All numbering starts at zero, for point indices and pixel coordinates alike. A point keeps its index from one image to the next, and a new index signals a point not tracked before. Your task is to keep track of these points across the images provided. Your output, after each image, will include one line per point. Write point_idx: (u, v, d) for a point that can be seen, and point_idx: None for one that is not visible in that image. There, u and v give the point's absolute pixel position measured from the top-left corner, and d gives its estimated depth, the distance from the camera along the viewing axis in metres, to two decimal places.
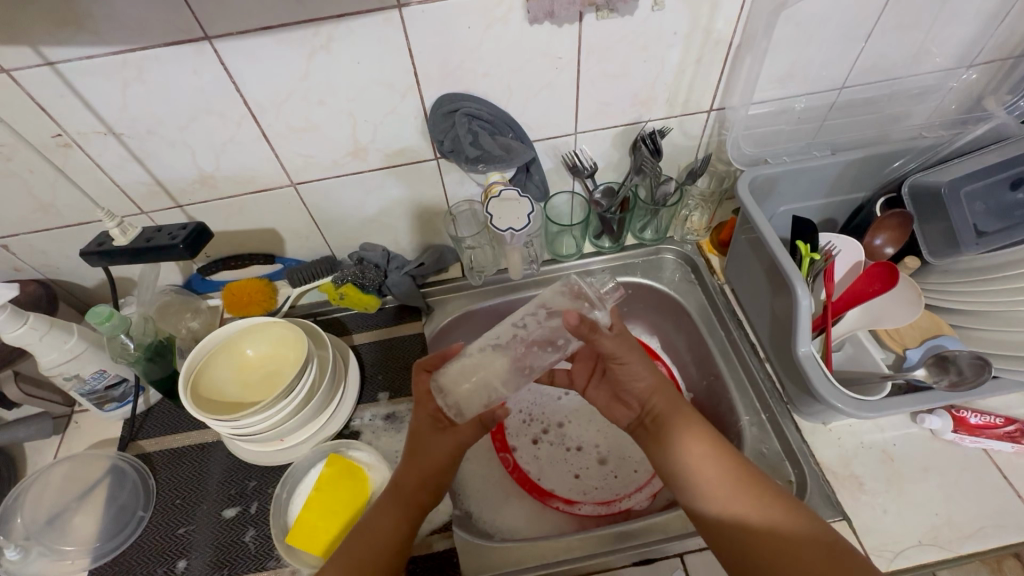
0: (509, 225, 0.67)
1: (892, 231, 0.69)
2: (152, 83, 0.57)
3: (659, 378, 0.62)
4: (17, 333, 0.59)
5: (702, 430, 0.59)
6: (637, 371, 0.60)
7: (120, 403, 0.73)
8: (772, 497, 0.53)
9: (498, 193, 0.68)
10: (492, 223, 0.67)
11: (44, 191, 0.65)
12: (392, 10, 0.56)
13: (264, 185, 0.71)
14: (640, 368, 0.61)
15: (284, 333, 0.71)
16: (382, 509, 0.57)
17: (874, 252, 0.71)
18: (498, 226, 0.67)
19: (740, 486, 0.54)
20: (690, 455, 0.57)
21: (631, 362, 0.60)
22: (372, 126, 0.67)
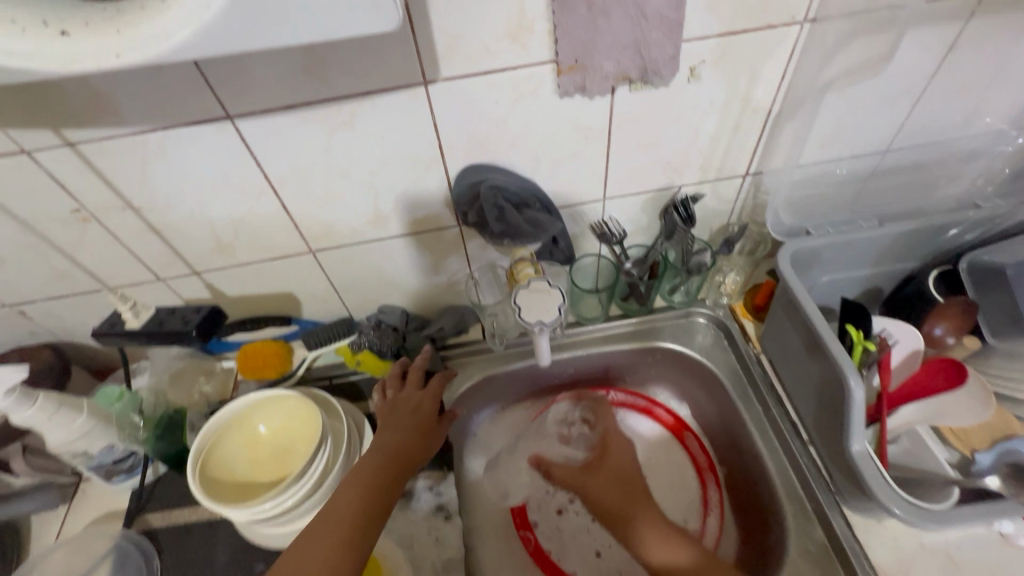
0: (538, 318, 0.62)
1: (954, 320, 0.63)
2: (172, 160, 0.56)
3: (620, 481, 0.69)
4: (26, 416, 0.56)
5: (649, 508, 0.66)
6: (608, 482, 0.69)
7: (128, 475, 0.70)
8: (680, 541, 0.63)
9: (527, 282, 0.63)
10: (520, 316, 0.62)
11: (62, 260, 0.64)
12: (418, 86, 0.54)
13: (282, 253, 0.70)
14: (608, 471, 0.70)
15: (298, 407, 0.68)
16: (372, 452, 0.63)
17: (933, 342, 0.64)
18: (526, 319, 0.62)
19: (664, 533, 0.63)
20: (647, 528, 0.64)
21: (602, 480, 0.69)
22: (393, 196, 0.65)
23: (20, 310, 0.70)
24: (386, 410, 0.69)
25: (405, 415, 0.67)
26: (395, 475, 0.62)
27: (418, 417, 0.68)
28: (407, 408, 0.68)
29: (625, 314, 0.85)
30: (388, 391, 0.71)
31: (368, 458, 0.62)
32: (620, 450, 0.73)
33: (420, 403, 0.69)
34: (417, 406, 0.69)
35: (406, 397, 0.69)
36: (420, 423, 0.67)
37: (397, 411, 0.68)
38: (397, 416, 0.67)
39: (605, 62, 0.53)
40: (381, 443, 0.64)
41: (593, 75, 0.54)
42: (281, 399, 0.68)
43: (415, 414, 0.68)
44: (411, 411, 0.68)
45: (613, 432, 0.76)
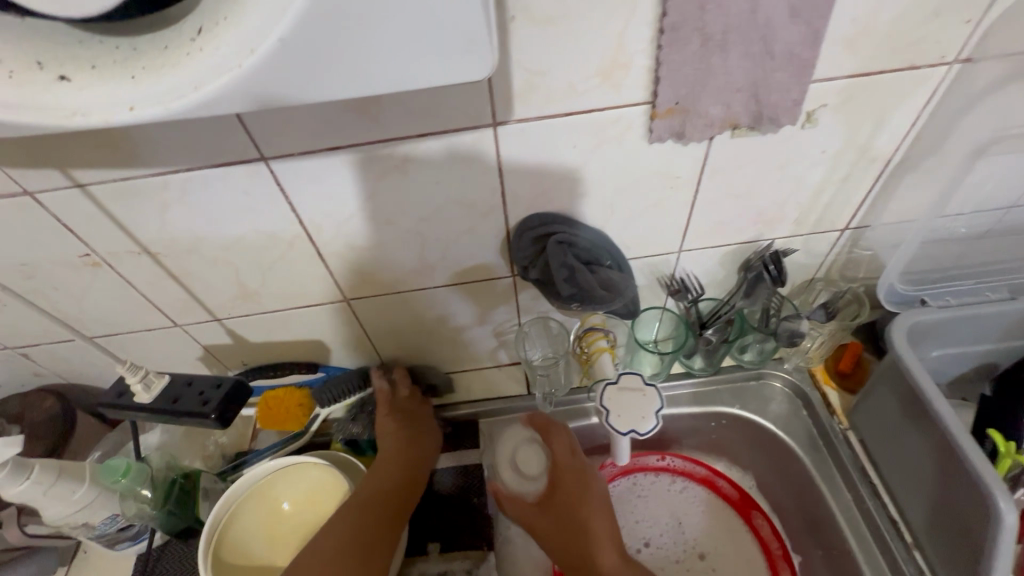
0: (631, 427, 0.53)
1: None
2: (194, 203, 0.48)
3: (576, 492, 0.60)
4: (18, 491, 0.49)
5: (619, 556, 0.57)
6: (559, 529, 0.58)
7: (133, 541, 0.62)
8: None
9: (615, 380, 0.54)
10: (608, 424, 0.53)
11: (70, 305, 0.57)
12: (485, 128, 0.45)
13: (313, 301, 0.62)
14: (562, 517, 0.59)
15: (326, 480, 0.60)
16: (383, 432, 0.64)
17: None
18: (617, 428, 0.53)
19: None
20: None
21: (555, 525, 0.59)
22: (443, 245, 0.57)
23: (22, 352, 0.63)
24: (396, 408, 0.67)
25: (415, 418, 0.67)
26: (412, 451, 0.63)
27: (427, 424, 0.68)
28: (416, 412, 0.68)
29: (689, 373, 0.76)
30: (399, 387, 0.68)
31: (383, 463, 0.61)
32: (577, 480, 0.60)
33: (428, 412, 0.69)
34: (424, 412, 0.69)
35: (415, 402, 0.69)
36: (427, 432, 0.67)
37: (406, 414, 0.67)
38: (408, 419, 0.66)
39: (711, 106, 0.44)
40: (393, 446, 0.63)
41: (695, 121, 0.46)
42: (307, 470, 0.60)
43: (424, 421, 0.68)
44: (423, 418, 0.68)
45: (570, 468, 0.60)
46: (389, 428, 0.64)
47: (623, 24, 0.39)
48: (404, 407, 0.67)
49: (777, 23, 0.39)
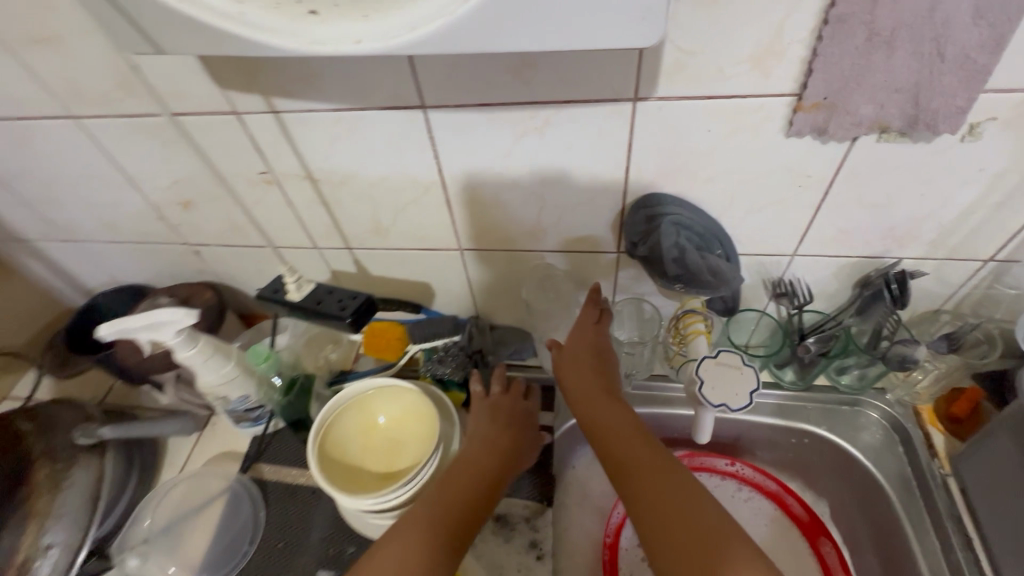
0: (722, 400, 0.53)
1: None
2: (357, 139, 0.56)
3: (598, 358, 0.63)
4: (187, 356, 0.61)
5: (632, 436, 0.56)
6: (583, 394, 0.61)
7: (254, 423, 0.73)
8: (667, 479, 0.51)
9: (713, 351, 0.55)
10: (701, 393, 0.53)
11: (240, 216, 0.68)
12: (625, 102, 0.48)
13: (434, 246, 0.68)
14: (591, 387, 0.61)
15: (416, 402, 0.67)
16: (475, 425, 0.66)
17: None
18: (707, 398, 0.53)
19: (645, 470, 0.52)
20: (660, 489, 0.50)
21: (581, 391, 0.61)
22: (560, 212, 0.61)
23: (197, 250, 0.76)
24: (491, 404, 0.69)
25: (510, 416, 0.68)
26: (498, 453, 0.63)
27: (521, 429, 0.68)
28: (511, 412, 0.69)
29: (776, 385, 0.73)
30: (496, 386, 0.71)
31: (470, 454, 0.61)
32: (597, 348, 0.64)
33: (525, 416, 0.70)
34: (524, 415, 0.70)
35: (510, 401, 0.70)
36: (516, 432, 0.67)
37: (500, 411, 0.68)
38: (497, 416, 0.67)
39: (863, 105, 0.44)
40: (477, 447, 0.62)
41: (842, 118, 0.45)
42: (401, 391, 0.68)
43: (514, 420, 0.68)
44: (518, 420, 0.68)
45: (590, 335, 0.65)
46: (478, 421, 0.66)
47: (787, 10, 0.40)
48: (498, 404, 0.69)
49: (957, 23, 0.38)
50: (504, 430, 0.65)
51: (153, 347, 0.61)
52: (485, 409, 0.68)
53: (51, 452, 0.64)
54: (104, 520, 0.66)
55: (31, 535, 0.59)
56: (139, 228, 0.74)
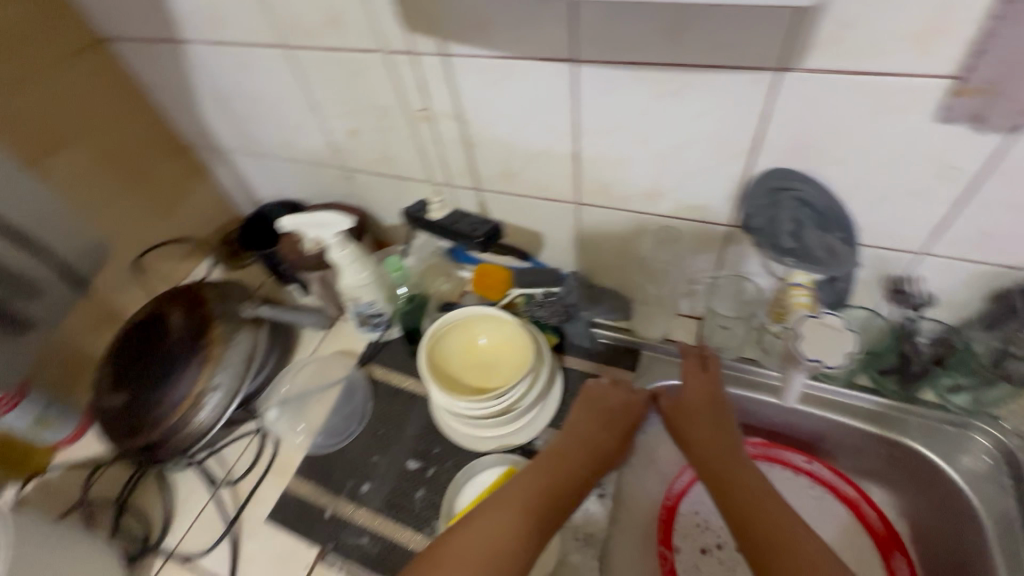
0: (817, 357, 0.56)
1: None
2: (508, 86, 0.63)
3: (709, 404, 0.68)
4: (339, 256, 0.73)
5: (743, 482, 0.61)
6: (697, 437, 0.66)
7: (373, 328, 0.86)
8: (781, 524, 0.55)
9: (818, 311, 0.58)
10: (797, 348, 0.56)
11: (394, 148, 0.79)
12: (767, 72, 0.50)
13: (554, 197, 0.74)
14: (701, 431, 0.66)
15: (515, 334, 0.75)
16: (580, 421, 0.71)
17: None
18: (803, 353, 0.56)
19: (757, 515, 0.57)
20: (772, 534, 0.55)
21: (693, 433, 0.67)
22: (680, 178, 0.64)
23: (351, 175, 0.88)
24: (595, 400, 0.73)
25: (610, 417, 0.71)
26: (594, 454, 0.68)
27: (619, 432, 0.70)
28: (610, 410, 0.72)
29: (874, 391, 0.71)
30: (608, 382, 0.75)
31: (571, 453, 0.67)
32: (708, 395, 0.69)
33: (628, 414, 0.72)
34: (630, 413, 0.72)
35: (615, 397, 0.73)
36: (614, 433, 0.71)
37: (600, 407, 0.72)
38: (599, 414, 0.72)
39: None
40: (569, 447, 0.67)
41: (1002, 106, 0.44)
42: (504, 321, 0.75)
43: (614, 420, 0.71)
44: (617, 420, 0.71)
45: (704, 384, 0.70)
46: (582, 419, 0.71)
47: None
48: (600, 399, 0.73)
49: None
50: (601, 431, 0.69)
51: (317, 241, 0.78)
52: (587, 405, 0.73)
53: (223, 315, 0.80)
54: (255, 377, 0.79)
55: (204, 376, 0.75)
56: (310, 150, 0.88)
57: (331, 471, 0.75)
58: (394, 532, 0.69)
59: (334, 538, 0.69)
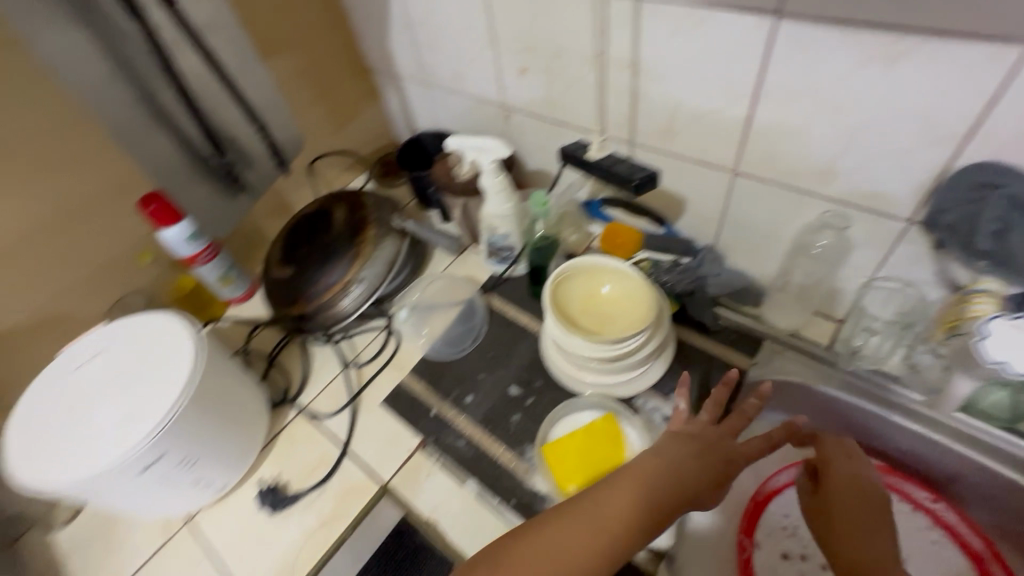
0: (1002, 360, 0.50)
1: None
2: (697, 37, 0.61)
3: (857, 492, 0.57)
4: (488, 182, 0.78)
5: None
6: (839, 534, 0.55)
7: (499, 261, 0.91)
8: None
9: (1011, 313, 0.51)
10: (978, 346, 0.51)
11: (558, 92, 0.81)
12: (1015, 46, 0.44)
13: (711, 162, 0.72)
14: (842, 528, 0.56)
15: (639, 291, 0.76)
16: (667, 442, 0.57)
17: None
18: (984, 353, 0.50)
19: None
20: None
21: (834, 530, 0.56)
22: (864, 159, 0.59)
23: (509, 114, 0.93)
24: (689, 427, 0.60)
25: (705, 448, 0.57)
26: (679, 487, 0.53)
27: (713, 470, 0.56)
28: (704, 440, 0.58)
29: None
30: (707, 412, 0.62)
31: (649, 478, 0.53)
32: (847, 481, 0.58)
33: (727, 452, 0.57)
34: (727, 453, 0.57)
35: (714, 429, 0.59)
36: (707, 468, 0.55)
37: (692, 433, 0.59)
38: (689, 440, 0.57)
39: None
40: (648, 466, 0.54)
41: None
42: (631, 276, 0.76)
43: (709, 452, 0.57)
44: (709, 455, 0.56)
45: (846, 472, 0.60)
46: (669, 442, 0.57)
47: None
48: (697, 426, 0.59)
49: None
50: (691, 461, 0.55)
51: (470, 167, 0.87)
52: (681, 429, 0.59)
53: (377, 220, 0.90)
54: (393, 280, 0.89)
55: (354, 268, 0.85)
56: (478, 85, 0.93)
57: (441, 376, 0.82)
58: (488, 443, 0.74)
59: (434, 433, 0.77)
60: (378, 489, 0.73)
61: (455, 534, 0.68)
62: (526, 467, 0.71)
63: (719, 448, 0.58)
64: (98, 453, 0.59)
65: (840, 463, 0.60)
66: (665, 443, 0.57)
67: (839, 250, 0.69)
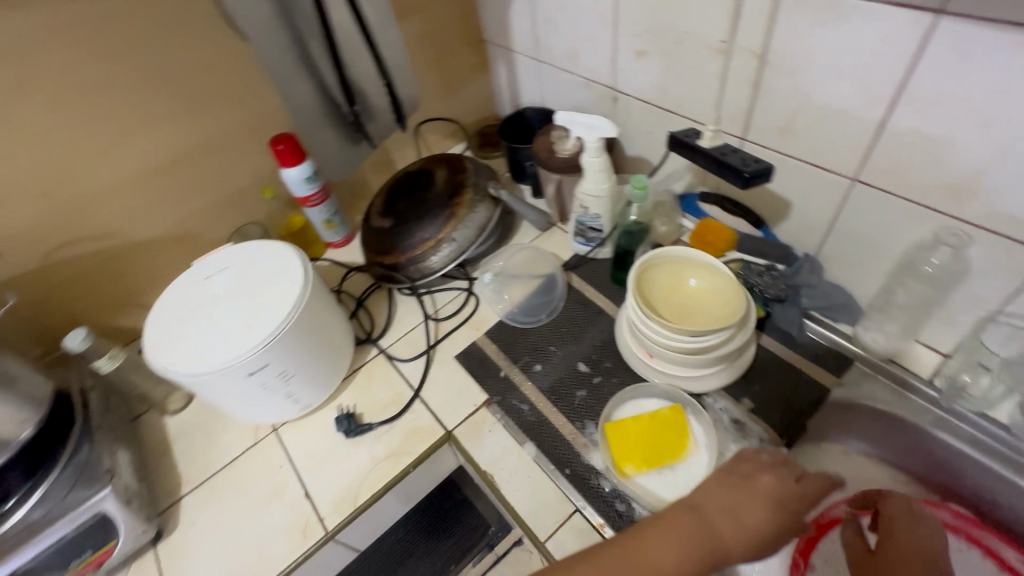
0: None
1: None
2: (840, 30, 0.58)
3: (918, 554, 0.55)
4: (589, 160, 0.79)
5: None
6: None
7: (584, 242, 0.92)
8: None
9: None
10: None
11: (673, 79, 0.80)
12: None
13: (829, 167, 0.69)
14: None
15: (727, 289, 0.74)
16: (712, 492, 0.53)
17: None
18: None
19: None
20: None
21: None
22: (1012, 179, 0.54)
23: (618, 98, 0.92)
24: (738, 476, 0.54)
25: (746, 494, 0.52)
26: (719, 543, 0.49)
27: (754, 523, 0.50)
28: (747, 485, 0.53)
29: None
30: (763, 453, 0.57)
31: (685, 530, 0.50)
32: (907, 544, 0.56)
33: (773, 501, 0.52)
34: (772, 501, 0.52)
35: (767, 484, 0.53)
36: (755, 528, 0.50)
37: (739, 485, 0.53)
38: (737, 493, 0.52)
39: None
40: (685, 520, 0.51)
41: None
42: (721, 273, 0.75)
43: (759, 510, 0.51)
44: (751, 503, 0.51)
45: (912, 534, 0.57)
46: (716, 492, 0.53)
47: None
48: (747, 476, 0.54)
49: None
50: (734, 519, 0.51)
51: (572, 143, 0.88)
52: (731, 477, 0.54)
53: (474, 186, 0.93)
54: (481, 244, 0.93)
55: (447, 227, 0.89)
56: (590, 65, 0.93)
57: (514, 342, 0.86)
58: (551, 412, 0.76)
59: (501, 393, 0.80)
60: (442, 434, 0.78)
61: (508, 489, 0.71)
62: (585, 441, 0.73)
63: (770, 506, 0.51)
64: (215, 353, 0.67)
65: (905, 520, 0.59)
66: (709, 492, 0.53)
67: (960, 278, 0.64)
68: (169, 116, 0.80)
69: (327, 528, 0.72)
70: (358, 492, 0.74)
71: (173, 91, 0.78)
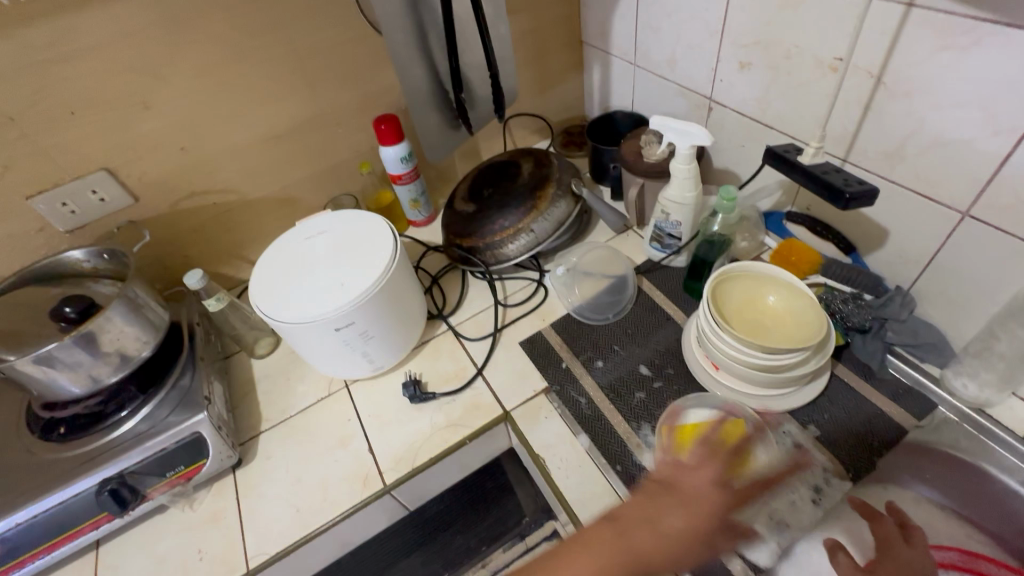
0: None
1: None
2: (970, 56, 0.56)
3: None
4: (678, 167, 0.80)
5: None
6: None
7: (661, 248, 0.92)
8: None
9: None
10: None
11: (777, 93, 0.79)
12: None
13: (937, 198, 0.66)
14: None
15: (807, 311, 0.72)
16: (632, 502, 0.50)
17: None
18: None
19: None
20: None
21: None
22: None
23: (714, 108, 0.92)
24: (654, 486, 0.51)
25: (674, 498, 0.49)
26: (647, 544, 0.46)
27: (680, 520, 0.47)
28: (670, 486, 0.50)
29: None
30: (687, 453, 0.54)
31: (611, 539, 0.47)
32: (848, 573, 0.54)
33: (696, 496, 0.49)
34: (701, 498, 0.49)
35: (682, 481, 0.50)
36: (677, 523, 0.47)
37: (657, 490, 0.50)
38: (655, 499, 0.50)
39: None
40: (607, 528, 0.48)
41: None
42: (802, 295, 0.73)
43: (682, 508, 0.48)
44: (674, 505, 0.49)
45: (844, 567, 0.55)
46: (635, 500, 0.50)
47: None
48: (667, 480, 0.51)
49: None
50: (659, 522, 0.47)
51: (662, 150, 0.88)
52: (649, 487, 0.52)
53: (558, 181, 0.96)
54: (557, 238, 0.95)
55: (528, 217, 0.92)
56: (689, 74, 0.93)
57: (578, 336, 0.88)
58: (608, 408, 0.78)
59: (560, 383, 0.82)
60: (500, 413, 0.81)
61: (557, 474, 0.73)
62: (639, 441, 0.74)
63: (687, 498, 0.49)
64: (308, 306, 0.73)
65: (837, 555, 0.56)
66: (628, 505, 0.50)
67: None
68: (292, 90, 0.88)
69: (385, 482, 0.77)
70: (417, 454, 0.79)
71: (299, 66, 0.86)
